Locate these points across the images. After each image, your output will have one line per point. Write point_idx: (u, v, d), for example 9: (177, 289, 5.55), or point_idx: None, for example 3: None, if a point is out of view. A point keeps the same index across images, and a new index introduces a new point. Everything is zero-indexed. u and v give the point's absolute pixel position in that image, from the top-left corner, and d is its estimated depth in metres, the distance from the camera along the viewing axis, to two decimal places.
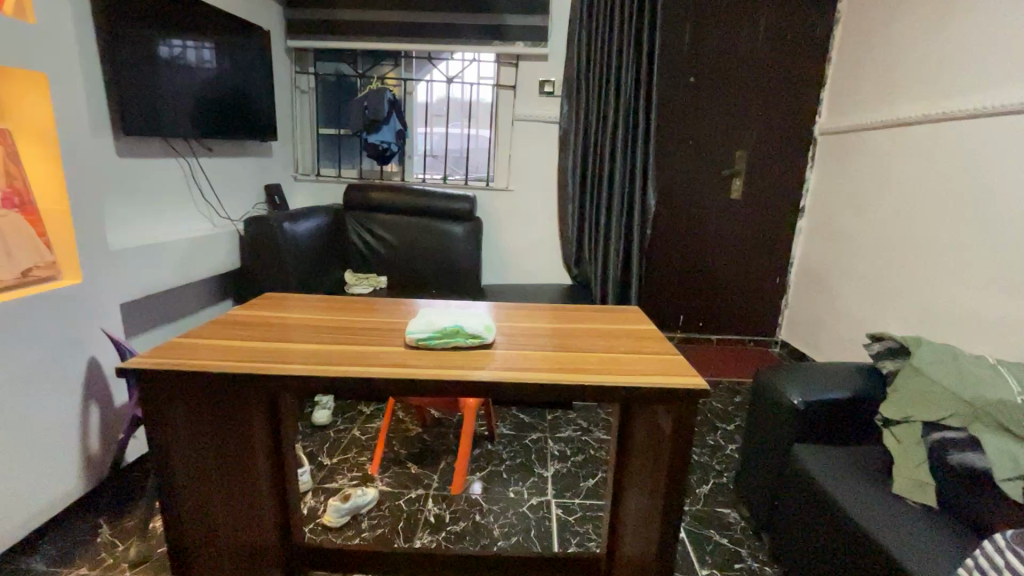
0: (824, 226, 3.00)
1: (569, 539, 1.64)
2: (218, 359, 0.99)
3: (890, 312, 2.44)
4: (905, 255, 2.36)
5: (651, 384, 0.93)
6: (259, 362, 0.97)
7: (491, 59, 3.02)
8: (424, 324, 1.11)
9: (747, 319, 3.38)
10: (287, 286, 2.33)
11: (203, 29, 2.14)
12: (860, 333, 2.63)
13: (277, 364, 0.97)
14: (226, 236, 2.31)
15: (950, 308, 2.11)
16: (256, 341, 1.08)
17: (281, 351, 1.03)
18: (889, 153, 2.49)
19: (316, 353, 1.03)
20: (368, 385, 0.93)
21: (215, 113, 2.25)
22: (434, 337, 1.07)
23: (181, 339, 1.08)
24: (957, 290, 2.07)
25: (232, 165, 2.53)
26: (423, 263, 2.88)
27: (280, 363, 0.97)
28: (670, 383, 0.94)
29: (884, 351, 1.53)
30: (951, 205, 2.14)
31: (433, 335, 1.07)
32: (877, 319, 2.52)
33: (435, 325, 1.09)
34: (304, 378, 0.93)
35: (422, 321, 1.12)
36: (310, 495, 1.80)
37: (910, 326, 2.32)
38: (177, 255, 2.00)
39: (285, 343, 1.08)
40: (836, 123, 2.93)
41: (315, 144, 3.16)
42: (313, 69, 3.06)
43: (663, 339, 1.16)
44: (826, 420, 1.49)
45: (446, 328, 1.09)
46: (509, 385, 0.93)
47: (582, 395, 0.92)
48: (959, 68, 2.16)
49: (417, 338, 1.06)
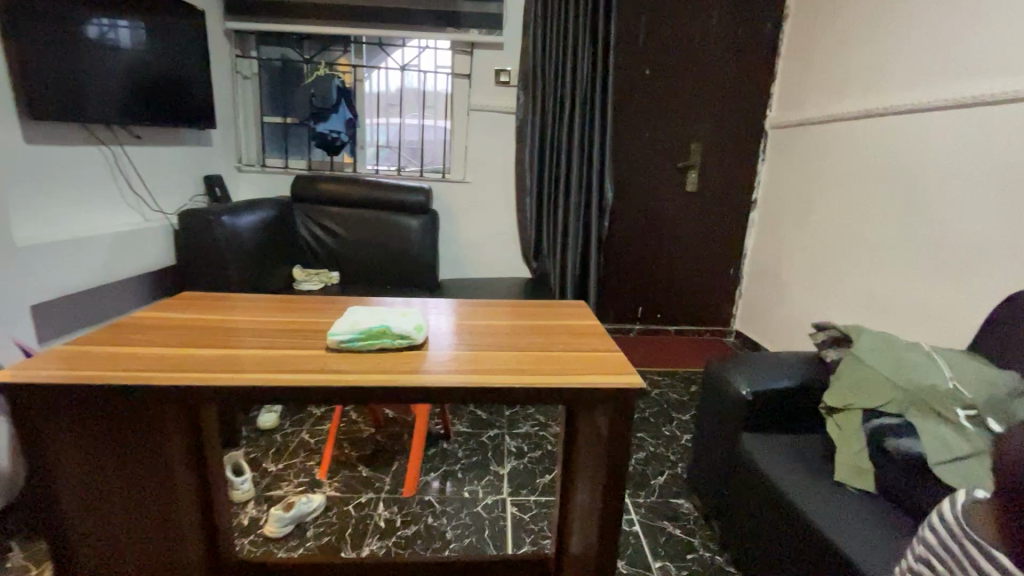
0: (775, 218, 3.09)
1: (523, 538, 1.61)
2: (128, 370, 0.90)
3: (839, 300, 2.54)
4: (855, 247, 2.45)
5: (597, 387, 0.90)
6: (175, 372, 0.89)
7: (445, 47, 2.93)
8: (349, 324, 1.04)
9: (703, 310, 3.44)
10: (228, 284, 2.19)
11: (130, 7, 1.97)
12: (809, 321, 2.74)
13: (195, 373, 0.89)
14: (157, 230, 2.15)
15: (895, 296, 2.21)
16: (174, 349, 0.99)
17: (202, 359, 0.95)
18: (839, 146, 2.58)
19: (241, 360, 0.95)
20: (293, 394, 0.86)
21: (143, 98, 2.08)
22: (358, 339, 1.01)
23: (85, 349, 0.98)
24: (902, 279, 2.17)
25: (164, 154, 2.35)
26: (376, 258, 2.78)
27: (198, 373, 0.89)
28: (616, 386, 0.91)
29: (827, 339, 1.57)
30: (896, 197, 2.23)
31: (359, 336, 1.01)
32: (826, 307, 2.63)
33: (360, 327, 1.03)
34: (222, 389, 0.85)
35: (347, 322, 1.05)
36: (252, 505, 1.70)
37: (858, 314, 2.41)
38: (99, 253, 1.86)
39: (208, 347, 1.00)
40: (787, 117, 2.99)
41: (259, 133, 2.99)
42: (256, 53, 2.88)
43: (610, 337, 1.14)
44: (773, 409, 1.51)
45: (372, 329, 1.02)
46: (445, 390, 0.87)
47: (524, 399, 0.88)
48: (905, 66, 2.22)
49: (340, 341, 0.99)
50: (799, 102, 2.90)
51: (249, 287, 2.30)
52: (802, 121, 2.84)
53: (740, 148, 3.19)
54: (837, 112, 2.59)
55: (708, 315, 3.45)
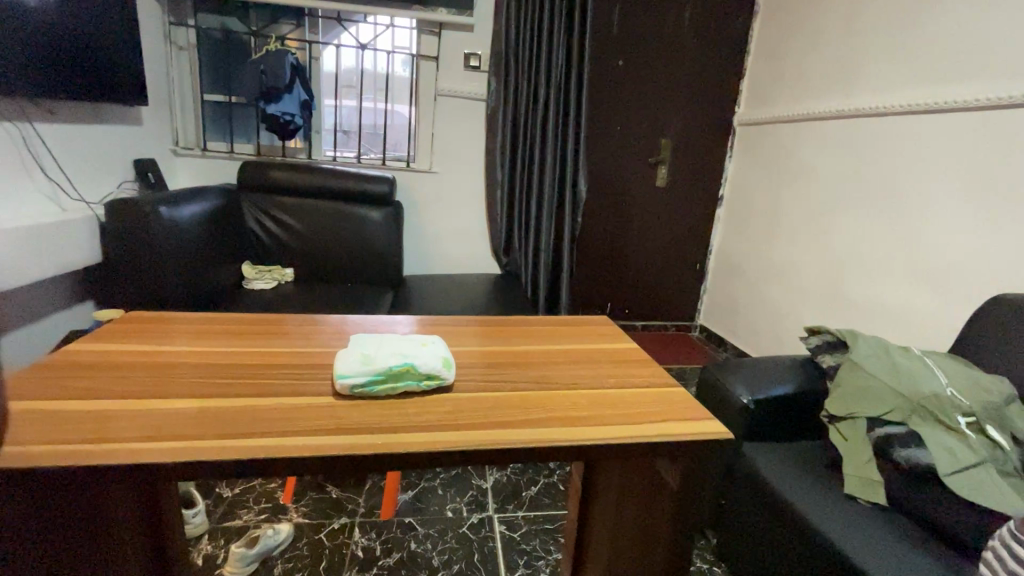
0: (739, 215, 3.12)
1: (516, 560, 1.51)
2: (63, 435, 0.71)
3: (803, 298, 2.58)
4: (819, 247, 2.49)
5: (651, 440, 0.81)
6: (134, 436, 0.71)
7: (409, 25, 2.72)
8: (361, 362, 0.89)
9: (670, 305, 3.45)
10: (167, 286, 1.92)
11: None
12: (774, 319, 2.77)
13: (152, 437, 0.72)
14: (82, 224, 1.85)
15: (860, 296, 2.26)
16: (124, 400, 0.80)
17: (162, 413, 0.77)
18: (807, 147, 2.60)
19: (214, 413, 0.78)
20: (286, 453, 0.71)
21: (59, 67, 1.76)
22: (376, 384, 0.86)
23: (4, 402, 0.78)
24: (869, 279, 2.21)
25: (83, 133, 2.02)
26: (336, 254, 2.56)
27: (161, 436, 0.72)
28: (669, 432, 0.83)
29: (823, 344, 1.55)
30: (864, 199, 2.26)
31: (376, 379, 0.86)
32: (790, 305, 2.66)
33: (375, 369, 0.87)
34: (196, 453, 0.69)
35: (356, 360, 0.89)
36: (206, 540, 1.50)
37: (823, 312, 2.45)
38: (7, 249, 1.55)
39: (167, 395, 0.82)
40: (754, 115, 3.01)
41: (199, 113, 2.66)
42: (193, 22, 2.55)
43: (631, 367, 1.05)
44: (771, 418, 1.48)
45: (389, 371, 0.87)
46: (476, 445, 0.75)
47: (566, 450, 0.78)
48: (875, 68, 2.25)
49: (355, 386, 0.85)
50: (768, 101, 2.92)
51: (190, 289, 2.03)
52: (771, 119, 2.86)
53: (709, 145, 3.20)
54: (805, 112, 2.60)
55: (676, 311, 3.46)
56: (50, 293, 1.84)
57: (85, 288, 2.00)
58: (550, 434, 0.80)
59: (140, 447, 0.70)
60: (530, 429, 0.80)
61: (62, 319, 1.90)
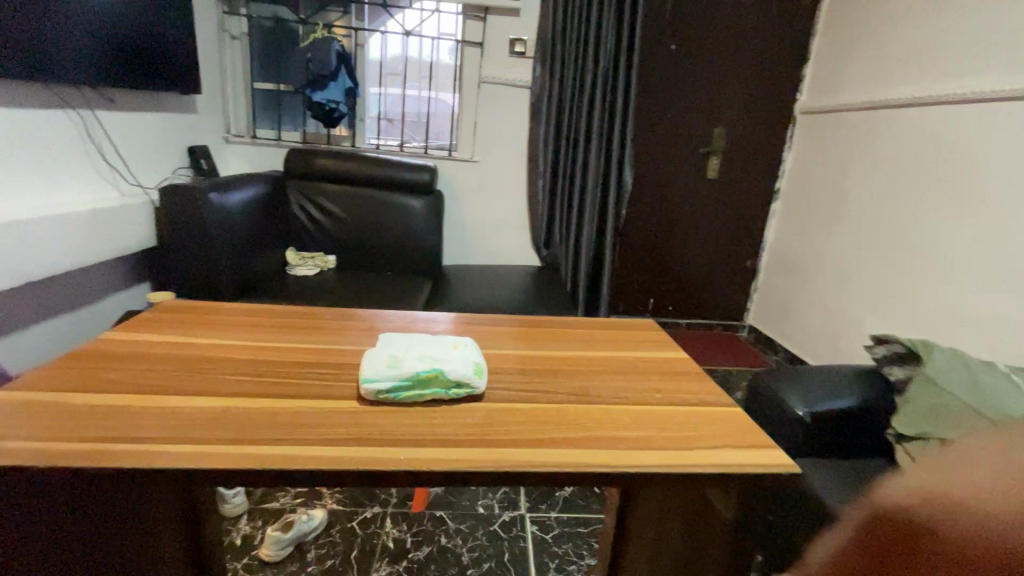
0: (798, 210, 2.91)
1: (547, 563, 1.47)
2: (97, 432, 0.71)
3: (863, 302, 2.38)
4: (891, 246, 2.25)
5: (699, 469, 0.73)
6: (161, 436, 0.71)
7: (455, 11, 2.67)
8: (387, 364, 0.86)
9: (717, 298, 3.27)
10: (216, 268, 1.96)
11: None
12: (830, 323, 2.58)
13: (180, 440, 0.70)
14: (138, 209, 1.92)
15: (930, 302, 2.05)
16: (161, 395, 0.80)
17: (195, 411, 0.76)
18: (877, 136, 2.38)
19: (245, 414, 0.77)
20: (314, 461, 0.68)
21: (119, 57, 1.82)
22: (401, 390, 0.84)
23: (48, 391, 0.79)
24: (941, 284, 2.01)
25: (141, 121, 2.09)
26: (377, 242, 2.56)
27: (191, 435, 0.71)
28: (722, 466, 0.75)
29: (891, 355, 1.42)
30: (939, 195, 2.05)
31: (401, 385, 0.83)
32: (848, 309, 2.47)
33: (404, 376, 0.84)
34: (224, 456, 0.68)
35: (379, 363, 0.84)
36: (244, 520, 1.53)
37: (885, 318, 2.26)
38: (68, 232, 1.62)
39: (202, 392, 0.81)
40: (819, 102, 2.79)
41: (249, 101, 2.71)
42: (245, 11, 2.58)
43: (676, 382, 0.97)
44: (829, 431, 1.36)
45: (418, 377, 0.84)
46: (508, 464, 0.71)
47: (606, 474, 0.72)
48: (964, 50, 2.01)
49: (379, 391, 0.83)
50: (832, 88, 2.70)
51: (236, 271, 2.07)
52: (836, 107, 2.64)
53: (769, 130, 2.99)
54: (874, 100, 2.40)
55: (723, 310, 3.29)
56: (110, 275, 1.93)
57: (141, 270, 2.09)
58: (586, 454, 0.74)
59: (162, 449, 0.69)
60: (566, 449, 0.75)
61: (120, 300, 1.98)
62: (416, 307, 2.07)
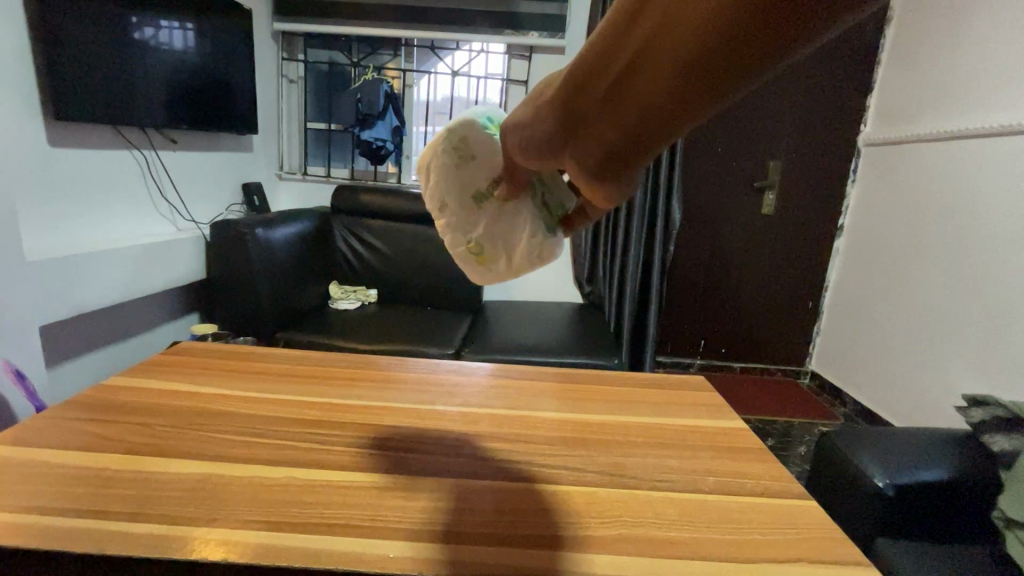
0: (846, 250, 2.48)
1: None
2: None
3: (912, 372, 1.99)
4: (941, 310, 1.88)
5: None
6: None
7: (501, 51, 2.66)
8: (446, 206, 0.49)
9: (794, 350, 2.69)
10: (258, 302, 1.95)
11: (182, 8, 1.86)
12: (874, 388, 2.19)
13: None
14: (190, 241, 1.97)
15: (992, 384, 1.66)
16: None
17: None
18: (930, 175, 2.00)
19: None
20: None
21: (182, 101, 1.92)
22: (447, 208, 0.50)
23: None
24: (1005, 364, 1.61)
25: (198, 160, 2.18)
26: (416, 275, 2.47)
27: None
28: None
29: (992, 419, 1.19)
30: (1005, 254, 1.66)
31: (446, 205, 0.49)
32: (894, 376, 2.08)
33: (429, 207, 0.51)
34: None
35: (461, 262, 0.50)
36: None
37: (936, 396, 1.87)
38: (125, 264, 1.68)
39: None
40: (882, 133, 2.31)
41: (303, 140, 2.80)
42: (303, 56, 2.71)
43: None
44: (919, 508, 1.09)
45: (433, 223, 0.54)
46: None
47: None
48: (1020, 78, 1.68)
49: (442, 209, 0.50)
50: (906, 111, 2.18)
51: (276, 310, 2.01)
52: (912, 135, 2.10)
53: (832, 162, 2.48)
54: (974, 124, 1.82)
55: None
56: (158, 305, 1.98)
57: (188, 301, 2.13)
58: None
59: None
60: None
61: (165, 330, 2.03)
62: (452, 339, 1.93)
